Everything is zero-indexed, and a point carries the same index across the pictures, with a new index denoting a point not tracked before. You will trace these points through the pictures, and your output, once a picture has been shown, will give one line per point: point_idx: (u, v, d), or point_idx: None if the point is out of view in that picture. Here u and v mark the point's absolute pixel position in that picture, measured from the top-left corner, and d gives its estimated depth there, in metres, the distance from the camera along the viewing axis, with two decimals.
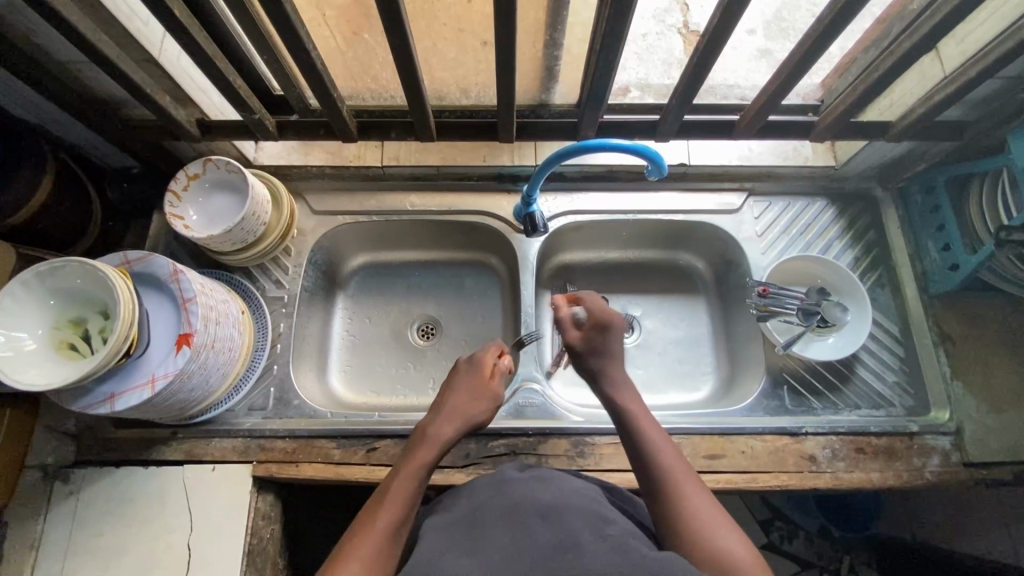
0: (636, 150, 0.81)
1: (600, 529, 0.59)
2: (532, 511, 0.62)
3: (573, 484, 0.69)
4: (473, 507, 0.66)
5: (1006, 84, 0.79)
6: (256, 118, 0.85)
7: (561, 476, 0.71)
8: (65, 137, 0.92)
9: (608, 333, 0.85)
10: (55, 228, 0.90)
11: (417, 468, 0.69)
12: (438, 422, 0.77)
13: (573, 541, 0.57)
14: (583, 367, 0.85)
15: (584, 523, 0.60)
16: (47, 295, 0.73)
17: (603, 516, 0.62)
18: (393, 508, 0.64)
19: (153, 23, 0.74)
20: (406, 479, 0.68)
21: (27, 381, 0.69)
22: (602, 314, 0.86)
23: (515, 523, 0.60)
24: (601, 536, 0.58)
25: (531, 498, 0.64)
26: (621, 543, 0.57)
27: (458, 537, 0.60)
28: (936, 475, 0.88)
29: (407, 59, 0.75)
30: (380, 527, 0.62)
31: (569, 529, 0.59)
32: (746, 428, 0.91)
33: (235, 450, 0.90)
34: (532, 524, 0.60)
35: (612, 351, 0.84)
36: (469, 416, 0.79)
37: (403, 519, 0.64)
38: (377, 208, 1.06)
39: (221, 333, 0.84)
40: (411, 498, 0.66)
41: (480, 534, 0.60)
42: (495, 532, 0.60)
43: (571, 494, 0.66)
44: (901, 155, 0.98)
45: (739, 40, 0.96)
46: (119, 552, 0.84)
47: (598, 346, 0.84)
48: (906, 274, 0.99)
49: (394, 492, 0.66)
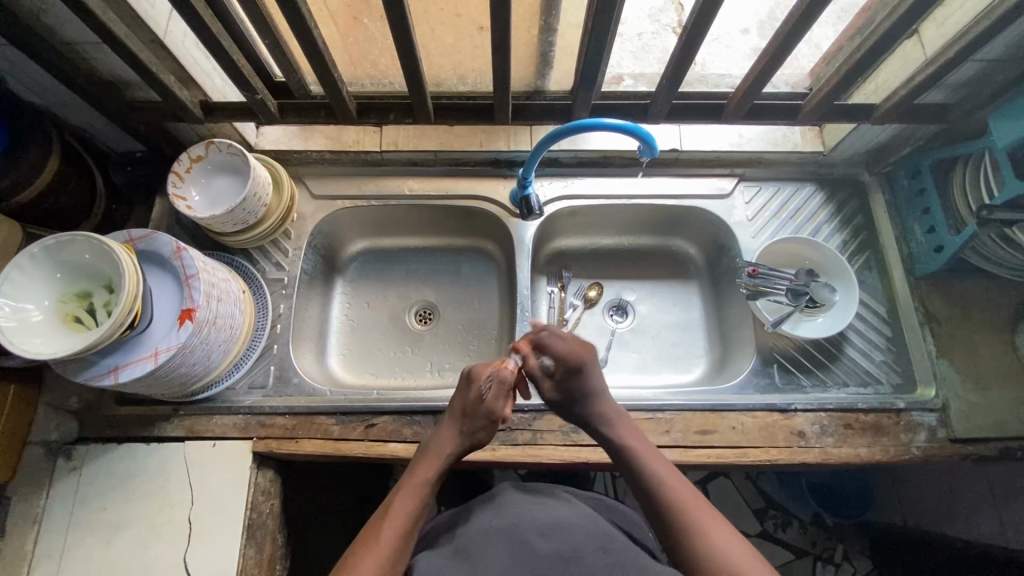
0: (627, 129, 0.83)
1: (599, 543, 0.65)
2: (532, 526, 0.67)
3: (569, 504, 0.74)
4: (474, 527, 0.70)
5: (986, 67, 0.82)
6: (258, 99, 0.87)
7: (559, 499, 0.75)
8: (72, 120, 0.95)
9: (583, 374, 0.80)
10: (60, 208, 0.92)
11: (418, 487, 0.72)
12: (441, 438, 0.78)
13: (574, 554, 0.63)
14: (564, 412, 0.83)
15: (583, 539, 0.66)
16: (53, 268, 0.75)
17: (601, 532, 0.68)
18: (400, 518, 0.68)
19: (160, 5, 0.77)
20: (409, 500, 0.70)
21: (31, 349, 0.70)
22: (571, 357, 0.81)
23: (515, 540, 0.65)
24: (600, 550, 0.64)
25: (529, 517, 0.69)
26: (618, 555, 0.63)
27: (457, 558, 0.64)
28: (923, 450, 0.89)
29: (405, 42, 0.77)
30: (385, 541, 0.65)
31: (570, 544, 0.65)
32: (737, 404, 0.93)
33: (236, 426, 0.92)
34: (533, 538, 0.65)
35: (592, 391, 0.81)
36: (473, 436, 0.78)
37: (406, 531, 0.67)
38: (376, 192, 1.08)
39: (222, 310, 0.86)
40: (414, 511, 0.69)
41: (481, 550, 0.64)
42: (495, 546, 0.65)
43: (567, 513, 0.71)
44: (888, 140, 1.01)
45: (734, 39, 1.03)
46: (120, 527, 0.85)
47: (577, 391, 0.81)
48: (893, 257, 1.02)
49: (397, 505, 0.69)
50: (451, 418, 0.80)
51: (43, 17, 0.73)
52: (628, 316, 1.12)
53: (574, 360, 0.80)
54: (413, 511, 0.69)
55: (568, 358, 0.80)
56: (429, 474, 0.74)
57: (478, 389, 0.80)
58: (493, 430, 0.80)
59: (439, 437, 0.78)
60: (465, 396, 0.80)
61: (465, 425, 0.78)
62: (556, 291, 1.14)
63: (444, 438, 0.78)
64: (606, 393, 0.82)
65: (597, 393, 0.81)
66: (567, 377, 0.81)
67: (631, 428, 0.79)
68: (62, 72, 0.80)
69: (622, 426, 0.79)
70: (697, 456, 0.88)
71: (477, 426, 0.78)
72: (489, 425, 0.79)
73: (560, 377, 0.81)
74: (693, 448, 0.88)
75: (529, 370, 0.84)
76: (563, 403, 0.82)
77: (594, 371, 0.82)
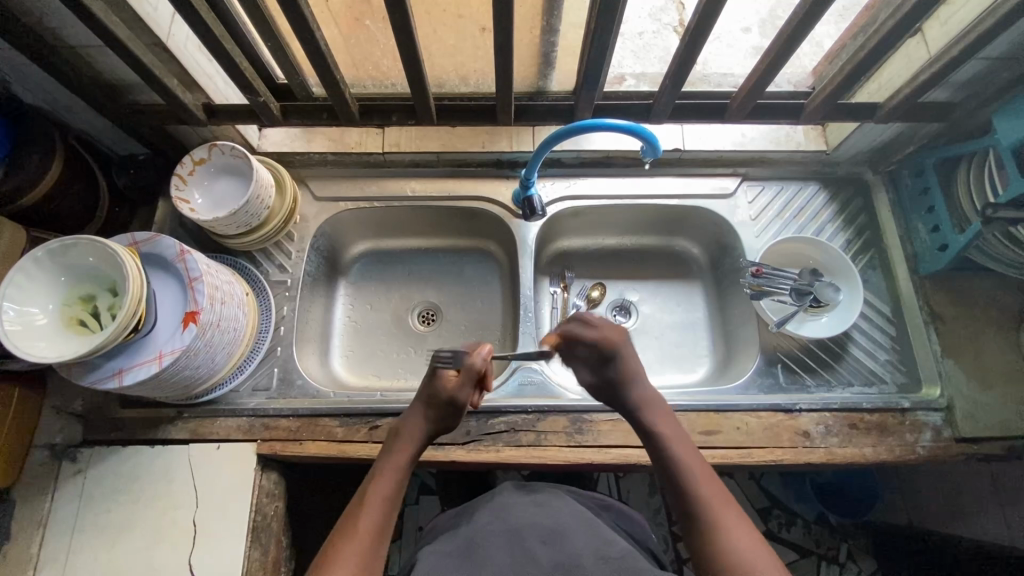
0: (630, 130, 0.83)
1: (599, 550, 0.65)
2: (533, 532, 0.68)
3: (571, 505, 0.74)
4: (476, 528, 0.70)
5: (990, 65, 0.81)
6: (261, 101, 0.88)
7: (561, 500, 0.75)
8: (74, 123, 0.95)
9: (618, 362, 0.79)
10: (63, 211, 0.92)
11: (396, 471, 0.73)
12: (411, 421, 0.78)
13: (573, 562, 0.63)
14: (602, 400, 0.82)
15: (584, 545, 0.66)
16: (58, 272, 0.75)
17: (602, 537, 0.68)
18: (377, 503, 0.68)
19: (162, 9, 0.77)
20: (386, 480, 0.72)
21: (36, 353, 0.71)
22: (605, 345, 0.79)
23: (516, 545, 0.66)
24: (600, 558, 0.64)
25: (531, 521, 0.70)
26: (617, 561, 0.63)
27: (458, 559, 0.65)
28: (929, 450, 0.89)
29: (408, 44, 0.77)
30: (364, 524, 0.66)
31: (571, 550, 0.65)
32: (741, 404, 0.93)
33: (240, 428, 0.92)
34: (533, 546, 0.65)
35: (629, 378, 0.79)
36: (440, 420, 0.78)
37: (385, 516, 0.68)
38: (379, 194, 1.08)
39: (226, 313, 0.86)
40: (390, 497, 0.70)
41: (482, 553, 0.65)
42: (496, 552, 0.65)
43: (569, 517, 0.71)
44: (891, 139, 1.00)
45: (735, 38, 1.03)
46: (124, 530, 0.86)
47: (612, 380, 0.79)
48: (896, 256, 1.02)
49: (374, 490, 0.70)
50: (418, 400, 0.79)
51: (46, 21, 0.73)
52: (631, 317, 1.12)
53: (610, 346, 0.79)
54: (387, 493, 0.70)
55: (601, 346, 0.79)
56: (405, 458, 0.74)
57: (447, 379, 0.77)
58: (459, 413, 0.79)
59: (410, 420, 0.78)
60: (431, 381, 0.78)
61: (430, 411, 0.78)
62: (559, 292, 1.13)
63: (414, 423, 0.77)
64: (642, 375, 0.81)
65: (635, 376, 0.80)
66: (601, 365, 0.79)
67: (673, 424, 0.77)
68: (66, 76, 0.80)
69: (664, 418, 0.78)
70: (702, 457, 0.88)
71: (444, 412, 0.77)
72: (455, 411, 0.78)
73: (594, 364, 0.80)
74: (698, 448, 0.88)
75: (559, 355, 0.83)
76: (597, 388, 0.81)
77: (626, 356, 0.81)
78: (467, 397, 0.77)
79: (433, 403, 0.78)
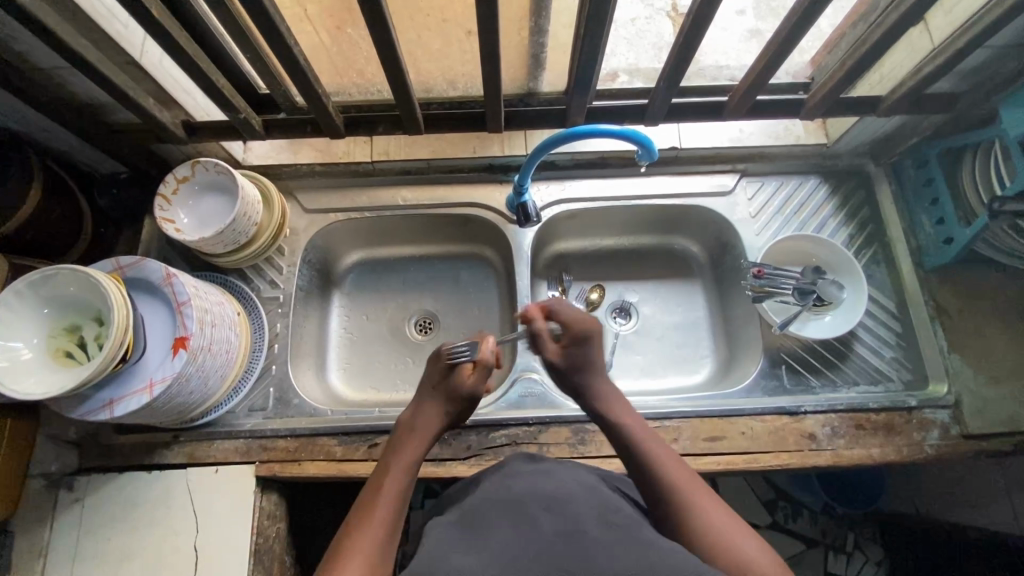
0: (623, 134, 0.80)
1: (603, 517, 0.61)
2: (537, 502, 0.63)
3: (578, 475, 0.69)
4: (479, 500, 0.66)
5: (997, 53, 0.78)
6: (242, 117, 0.85)
7: (565, 467, 0.71)
8: (53, 144, 0.92)
9: (586, 345, 0.82)
10: (46, 238, 0.90)
11: (406, 465, 0.70)
12: (424, 418, 0.77)
13: (576, 530, 0.58)
14: (562, 381, 0.83)
15: (586, 512, 0.61)
16: (40, 303, 0.73)
17: (606, 505, 0.63)
18: (390, 498, 0.65)
19: (132, 26, 0.74)
20: (399, 472, 0.69)
21: (24, 391, 0.69)
22: (578, 325, 0.82)
23: (517, 515, 0.61)
24: (605, 524, 0.59)
25: (533, 491, 0.65)
26: (623, 531, 0.58)
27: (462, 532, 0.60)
28: (937, 448, 0.88)
29: (392, 55, 0.74)
30: (380, 514, 0.63)
31: (573, 520, 0.60)
32: (746, 409, 0.91)
33: (238, 451, 0.90)
34: (536, 516, 0.60)
35: (592, 362, 0.81)
36: (455, 414, 0.80)
37: (397, 510, 0.65)
38: (370, 204, 1.06)
39: (217, 336, 0.84)
40: (405, 490, 0.67)
41: (483, 524, 0.60)
42: (499, 524, 0.60)
43: (574, 484, 0.67)
44: (893, 130, 0.98)
45: (729, 21, 0.99)
46: (126, 557, 0.85)
47: (577, 361, 0.81)
48: (901, 249, 1.00)
49: (386, 485, 0.67)
50: (430, 395, 0.79)
51: (13, 46, 0.70)
52: (632, 319, 1.10)
53: (584, 327, 0.82)
54: (399, 488, 0.67)
55: (575, 324, 0.82)
56: (417, 450, 0.73)
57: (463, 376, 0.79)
58: (472, 408, 0.82)
59: (423, 415, 0.77)
60: (446, 376, 0.80)
61: (446, 405, 0.79)
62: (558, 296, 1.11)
63: (430, 417, 0.77)
64: (604, 369, 0.83)
65: (598, 367, 0.82)
66: (571, 347, 0.82)
67: (630, 406, 0.79)
68: (39, 99, 0.77)
69: (622, 408, 0.78)
70: (706, 465, 0.87)
71: (460, 407, 0.80)
72: (471, 404, 0.81)
73: (565, 346, 0.82)
74: (701, 457, 0.87)
75: (533, 333, 0.85)
76: (562, 373, 0.82)
77: (597, 346, 0.83)
78: (484, 386, 0.81)
79: (449, 396, 0.79)
